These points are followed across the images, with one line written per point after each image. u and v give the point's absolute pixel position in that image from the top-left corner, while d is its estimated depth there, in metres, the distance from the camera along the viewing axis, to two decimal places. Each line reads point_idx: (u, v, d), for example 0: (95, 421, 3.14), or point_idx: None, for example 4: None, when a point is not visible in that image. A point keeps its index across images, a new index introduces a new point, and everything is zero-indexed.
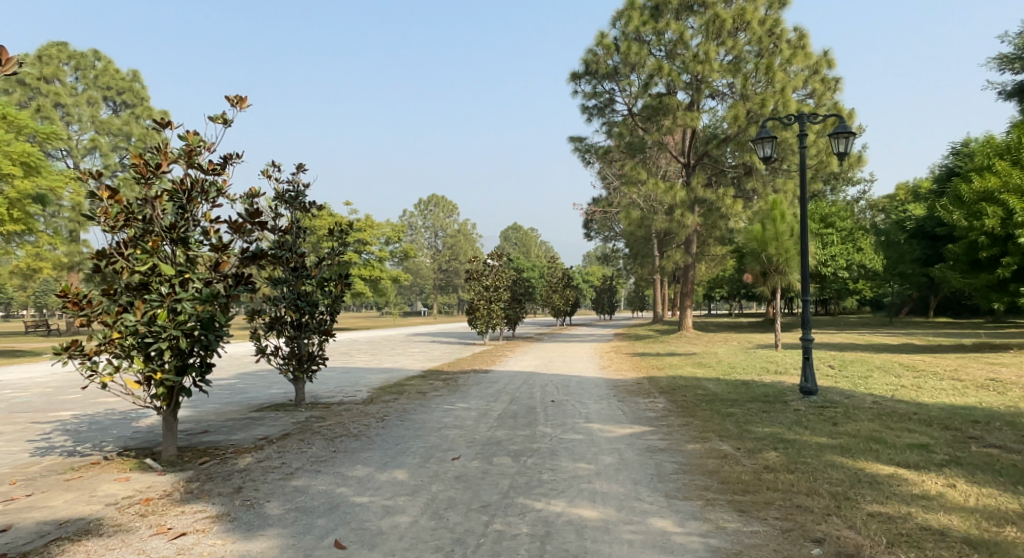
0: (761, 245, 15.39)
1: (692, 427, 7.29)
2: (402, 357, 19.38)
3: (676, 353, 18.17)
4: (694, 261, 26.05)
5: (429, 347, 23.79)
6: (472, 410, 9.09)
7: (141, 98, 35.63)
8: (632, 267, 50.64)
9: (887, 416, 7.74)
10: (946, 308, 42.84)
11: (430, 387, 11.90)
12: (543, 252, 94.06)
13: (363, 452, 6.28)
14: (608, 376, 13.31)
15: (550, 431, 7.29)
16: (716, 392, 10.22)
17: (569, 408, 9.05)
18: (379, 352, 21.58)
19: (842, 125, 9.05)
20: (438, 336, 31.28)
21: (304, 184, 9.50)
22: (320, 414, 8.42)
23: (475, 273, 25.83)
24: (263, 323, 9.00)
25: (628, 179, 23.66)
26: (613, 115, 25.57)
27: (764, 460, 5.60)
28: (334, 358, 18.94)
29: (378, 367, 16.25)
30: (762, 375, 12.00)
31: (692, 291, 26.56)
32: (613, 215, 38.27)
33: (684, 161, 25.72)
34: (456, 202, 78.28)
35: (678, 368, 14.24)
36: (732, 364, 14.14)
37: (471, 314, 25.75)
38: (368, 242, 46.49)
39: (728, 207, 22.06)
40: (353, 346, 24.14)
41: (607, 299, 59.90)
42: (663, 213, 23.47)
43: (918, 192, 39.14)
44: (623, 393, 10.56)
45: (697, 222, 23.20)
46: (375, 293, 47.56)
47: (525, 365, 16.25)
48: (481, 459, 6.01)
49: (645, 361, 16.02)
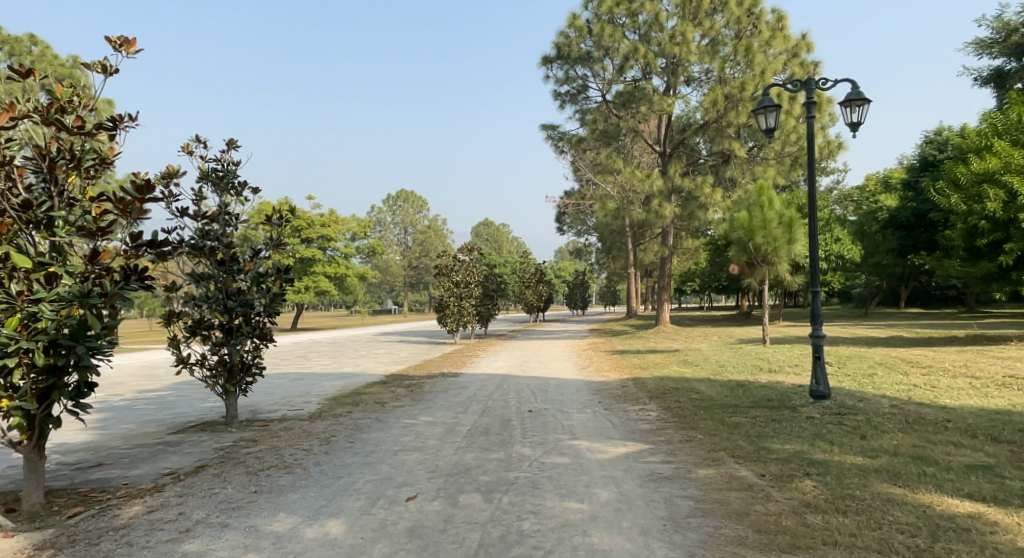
0: (748, 233, 14.24)
1: (696, 444, 6.09)
2: (366, 360, 17.92)
3: (658, 351, 17.06)
4: (672, 254, 25.04)
5: (395, 348, 22.36)
6: (436, 425, 7.78)
7: (83, 86, 33.44)
8: (605, 262, 49.67)
9: (917, 424, 6.65)
10: (916, 299, 42.83)
11: (390, 396, 10.54)
12: (514, 248, 92.75)
13: (292, 493, 4.95)
14: (589, 379, 12.11)
15: (529, 453, 6.04)
16: (713, 396, 9.07)
17: (549, 420, 7.81)
18: (340, 355, 20.09)
19: (855, 90, 7.76)
20: (406, 335, 29.79)
21: (235, 163, 8.14)
22: (251, 437, 7.04)
23: (443, 268, 24.42)
24: (184, 327, 7.61)
25: (602, 169, 22.50)
26: (587, 102, 24.37)
27: (802, 495, 4.42)
28: (290, 363, 17.41)
29: (337, 372, 14.81)
30: (759, 375, 10.92)
31: (669, 285, 25.55)
32: (586, 208, 37.11)
33: (659, 150, 24.55)
34: (425, 198, 76.35)
35: (664, 368, 13.11)
36: (722, 362, 13.06)
37: (440, 312, 24.40)
38: (333, 238, 44.60)
39: (708, 196, 21.00)
40: (312, 348, 22.60)
41: (579, 294, 58.93)
42: (640, 203, 22.38)
43: (890, 182, 38.77)
44: (608, 399, 9.35)
45: (675, 213, 22.18)
46: (341, 292, 45.74)
47: (497, 367, 14.97)
48: (443, 498, 4.73)
49: (627, 361, 14.87)
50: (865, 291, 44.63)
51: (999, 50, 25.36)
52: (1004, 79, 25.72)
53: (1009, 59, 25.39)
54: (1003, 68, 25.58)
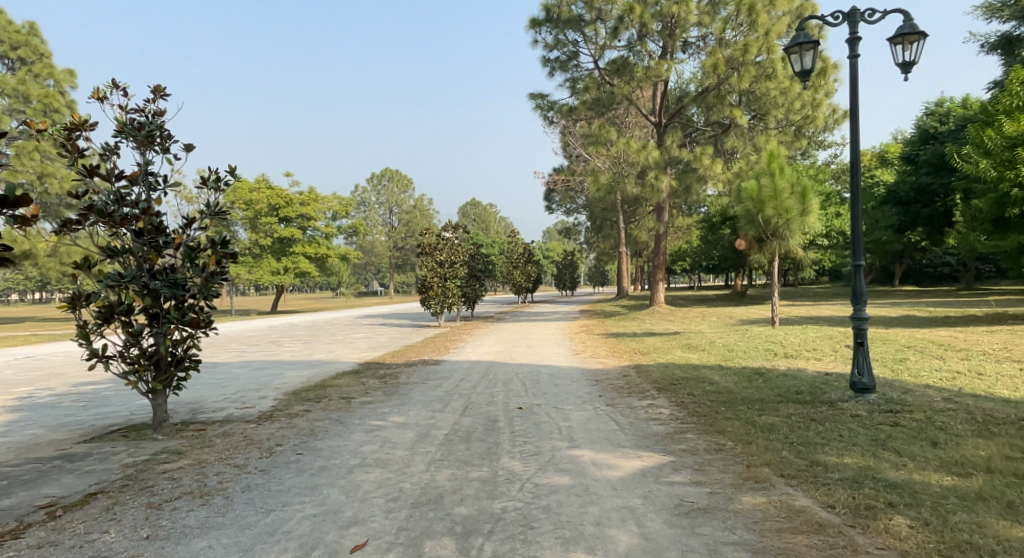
0: (757, 205, 12.97)
1: (728, 455, 4.83)
2: (341, 346, 16.55)
3: (656, 334, 15.83)
4: (667, 230, 23.76)
5: (375, 332, 21.04)
6: (407, 428, 6.47)
7: (40, 54, 31.69)
8: (595, 241, 48.35)
9: (990, 424, 5.44)
10: (908, 277, 42.06)
11: (359, 389, 9.20)
12: (502, 228, 91.12)
13: (196, 541, 3.66)
14: (585, 366, 10.85)
15: (520, 471, 4.76)
16: (730, 388, 7.82)
17: (544, 421, 6.52)
18: (315, 339, 18.71)
19: (909, 22, 6.49)
20: (388, 318, 28.40)
21: (161, 116, 6.78)
22: (174, 450, 5.72)
23: (426, 247, 23.00)
24: (96, 312, 6.26)
25: (594, 140, 21.03)
26: (578, 69, 22.91)
27: (901, 544, 3.20)
28: (259, 349, 16.03)
29: (306, 360, 13.46)
30: (776, 361, 9.71)
31: (664, 263, 24.31)
32: (577, 184, 35.68)
33: (654, 121, 23.12)
34: (409, 177, 74.27)
35: (667, 352, 11.89)
36: (730, 345, 11.84)
37: (423, 293, 23.03)
38: (313, 218, 42.91)
39: (707, 168, 19.64)
40: (287, 333, 21.22)
41: (567, 274, 57.72)
42: (635, 175, 21.04)
43: (886, 157, 37.61)
44: (610, 392, 8.08)
45: (673, 187, 20.88)
46: (322, 273, 44.18)
47: (482, 353, 13.66)
48: (402, 550, 3.46)
49: (624, 345, 13.63)
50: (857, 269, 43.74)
51: (1010, 14, 24.07)
52: (1013, 45, 24.48)
53: (1019, 23, 24.15)
54: (1013, 33, 24.32)
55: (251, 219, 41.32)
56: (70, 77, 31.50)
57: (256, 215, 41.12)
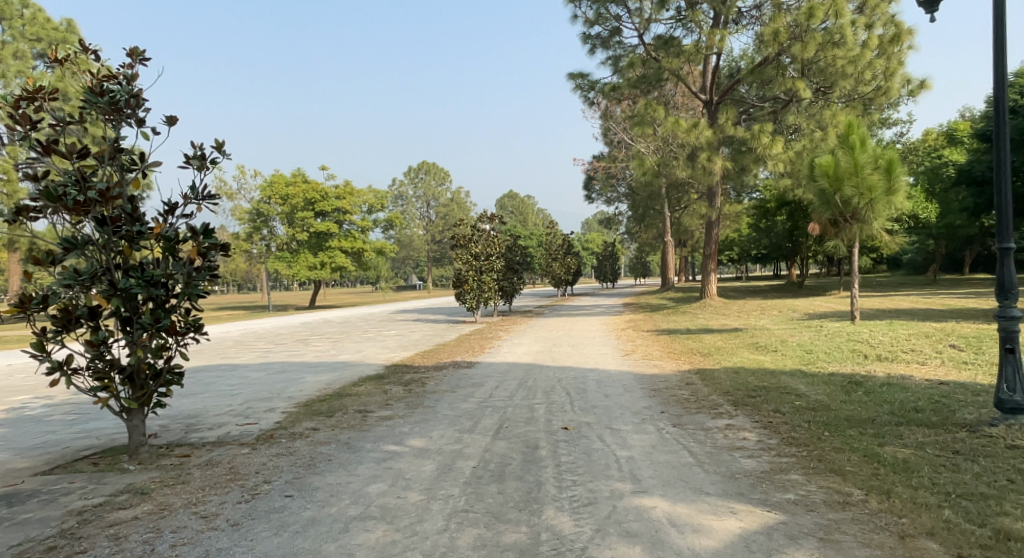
0: (833, 184, 11.40)
1: (863, 515, 3.51)
2: (370, 344, 15.52)
3: (714, 330, 14.30)
4: (719, 217, 22.02)
5: (408, 329, 19.98)
6: (427, 458, 5.23)
7: None
8: (637, 231, 46.53)
9: None
10: (979, 264, 39.12)
11: (380, 399, 8.02)
12: (539, 220, 89.52)
13: None
14: (638, 370, 9.48)
15: (572, 536, 3.48)
16: (824, 402, 6.38)
17: (598, 449, 5.22)
18: (345, 337, 17.74)
19: None
20: (423, 313, 27.37)
21: (134, 85, 5.66)
22: (138, 489, 4.61)
23: (461, 238, 21.86)
24: (53, 317, 5.18)
25: (639, 120, 19.39)
26: (620, 45, 21.51)
27: None
28: (285, 348, 15.10)
29: (330, 362, 12.41)
30: (870, 366, 8.20)
31: (716, 252, 22.57)
32: (619, 171, 34.05)
33: (704, 99, 21.50)
34: (447, 169, 73.44)
35: (732, 353, 10.42)
36: (806, 345, 10.30)
37: (458, 287, 21.87)
38: (349, 211, 42.23)
39: (766, 147, 17.89)
40: (319, 330, 20.36)
41: (608, 266, 55.94)
42: (685, 156, 19.43)
43: (955, 135, 34.80)
44: (675, 406, 6.72)
45: (727, 169, 19.23)
46: (358, 267, 43.53)
47: (521, 353, 12.39)
48: None
49: (680, 344, 12.17)
50: (920, 256, 40.93)
51: None
52: None
53: None
54: None
55: (287, 214, 40.93)
56: None
57: (292, 209, 40.74)
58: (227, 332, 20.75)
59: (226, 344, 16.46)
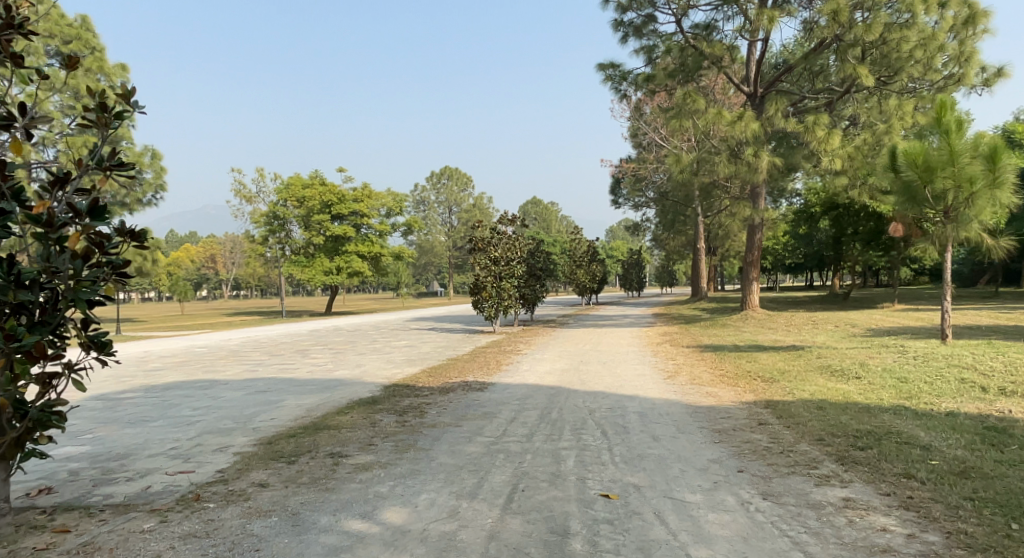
0: (923, 175, 9.55)
1: None
2: (374, 357, 13.85)
3: (768, 347, 12.38)
4: (764, 221, 20.03)
5: (420, 339, 18.30)
6: (400, 551, 3.50)
7: (91, 48, 32.08)
8: (667, 238, 44.47)
9: None
10: None
11: (363, 436, 6.30)
12: (563, 227, 87.60)
13: None
14: (690, 401, 7.66)
15: None
16: (974, 462, 4.56)
17: (662, 542, 3.48)
18: (350, 347, 16.10)
19: None
20: (439, 321, 25.70)
21: (18, 10, 4.13)
22: None
23: (479, 242, 20.19)
24: None
25: (676, 111, 17.57)
26: (655, 34, 19.80)
27: None
28: (279, 360, 13.50)
29: (323, 378, 10.74)
30: (1000, 404, 6.32)
31: (759, 259, 20.60)
32: (648, 174, 32.17)
33: (747, 91, 19.71)
34: (469, 174, 71.97)
35: (804, 378, 8.54)
36: (895, 369, 8.39)
37: (476, 294, 20.16)
38: (366, 214, 40.81)
39: (821, 141, 15.98)
40: (324, 339, 18.78)
41: (634, 274, 53.73)
42: (728, 152, 17.56)
43: (1014, 137, 32.24)
44: (756, 460, 4.93)
45: (775, 167, 17.34)
46: (376, 273, 42.14)
47: (544, 372, 10.58)
48: None
49: (733, 365, 10.29)
50: (967, 267, 38.51)
51: None
52: None
53: None
54: None
55: (304, 217, 39.72)
56: (121, 71, 33.40)
57: (309, 212, 39.51)
58: (227, 340, 19.26)
59: (218, 354, 14.90)
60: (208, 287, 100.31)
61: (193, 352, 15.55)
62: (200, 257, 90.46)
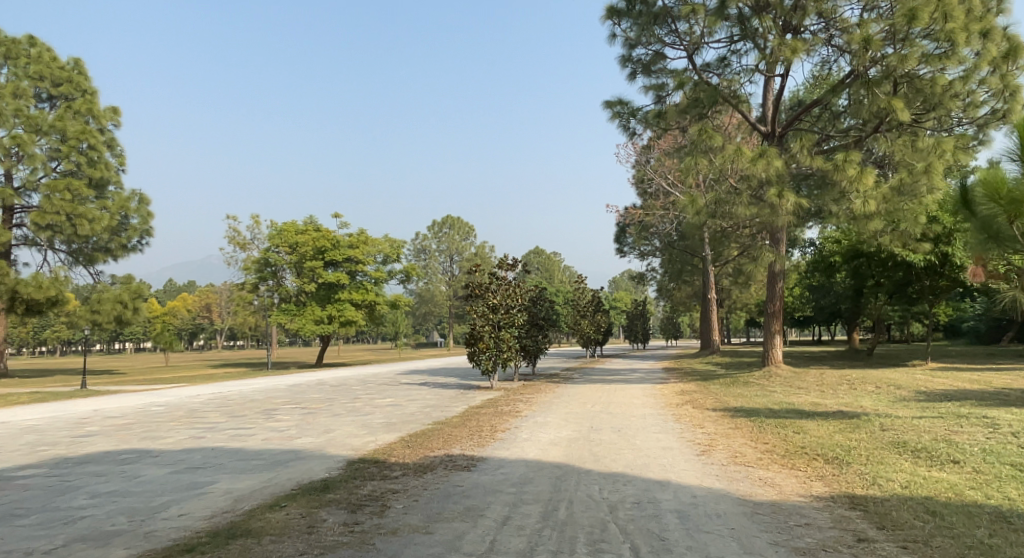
0: (1009, 210, 7.84)
1: None
2: (350, 419, 11.92)
3: (812, 414, 10.48)
4: (787, 268, 18.36)
5: (408, 396, 16.33)
6: None
7: (81, 91, 30.99)
8: (674, 288, 42.77)
9: None
10: None
11: (290, 552, 4.41)
12: (566, 277, 86.08)
13: None
14: (743, 492, 5.80)
15: None
16: None
17: None
18: (325, 406, 14.14)
19: None
20: (433, 375, 23.71)
21: None
22: None
23: (475, 288, 18.50)
24: None
25: (692, 148, 16.09)
26: (665, 70, 18.60)
27: None
28: (238, 423, 11.56)
29: (277, 449, 8.83)
30: None
31: (781, 310, 18.91)
32: (656, 221, 30.72)
33: (766, 130, 18.30)
34: (471, 223, 70.81)
35: (881, 461, 6.67)
36: (1001, 454, 6.53)
37: (471, 346, 18.33)
38: (362, 261, 39.17)
39: (854, 180, 14.45)
40: (302, 395, 16.82)
41: (638, 326, 51.70)
42: (749, 191, 16.03)
43: None
44: None
45: (802, 209, 15.78)
46: (371, 322, 40.28)
47: (547, 444, 8.66)
48: None
49: (779, 437, 8.41)
50: (987, 321, 36.78)
51: None
52: None
53: None
54: None
55: (296, 264, 38.17)
56: (113, 114, 32.42)
57: (301, 258, 37.91)
58: (194, 396, 17.34)
59: (173, 414, 12.96)
60: (204, 336, 98.14)
61: (146, 412, 13.60)
62: (196, 305, 88.62)
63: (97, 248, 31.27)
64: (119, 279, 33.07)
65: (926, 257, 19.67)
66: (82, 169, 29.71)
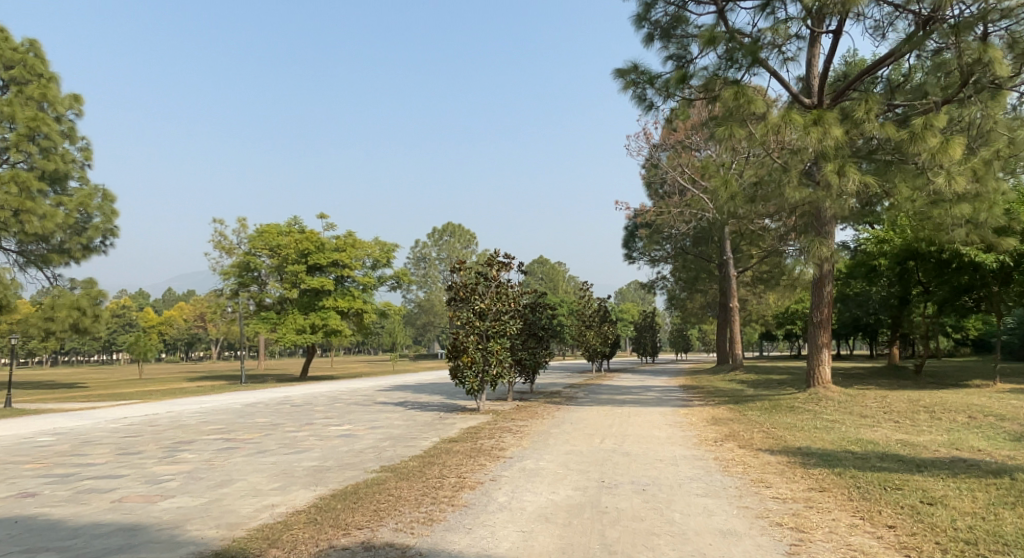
0: None
1: None
2: (272, 461, 8.69)
3: (923, 463, 7.24)
4: (835, 268, 15.19)
5: (372, 422, 13.12)
6: None
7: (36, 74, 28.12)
8: (687, 297, 39.46)
9: None
10: None
11: None
12: (572, 287, 82.79)
13: None
14: None
15: None
16: None
17: None
18: (257, 438, 10.92)
19: None
20: (417, 393, 20.45)
21: None
22: None
23: (460, 291, 15.35)
24: None
25: (729, 116, 12.89)
26: (690, 32, 15.48)
27: None
28: (113, 467, 8.32)
29: (111, 522, 5.62)
30: None
31: (829, 319, 15.69)
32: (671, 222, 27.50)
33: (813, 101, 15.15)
34: (473, 231, 67.46)
35: None
36: None
37: (454, 360, 15.17)
38: (350, 265, 36.06)
39: (938, 152, 11.31)
40: (242, 420, 13.58)
41: (648, 339, 48.42)
42: (799, 168, 12.86)
43: None
44: None
45: (865, 190, 12.63)
46: (359, 332, 37.17)
47: (537, 521, 5.41)
48: None
49: (909, 517, 5.18)
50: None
51: None
52: None
53: None
54: None
55: (278, 268, 35.21)
56: (74, 101, 29.64)
57: (283, 262, 34.93)
58: (114, 420, 14.15)
59: (47, 450, 9.76)
60: (198, 347, 95.27)
61: (21, 445, 10.42)
62: (190, 315, 85.72)
63: (54, 248, 28.26)
64: (79, 283, 30.12)
65: (998, 258, 16.46)
66: (34, 160, 26.89)
